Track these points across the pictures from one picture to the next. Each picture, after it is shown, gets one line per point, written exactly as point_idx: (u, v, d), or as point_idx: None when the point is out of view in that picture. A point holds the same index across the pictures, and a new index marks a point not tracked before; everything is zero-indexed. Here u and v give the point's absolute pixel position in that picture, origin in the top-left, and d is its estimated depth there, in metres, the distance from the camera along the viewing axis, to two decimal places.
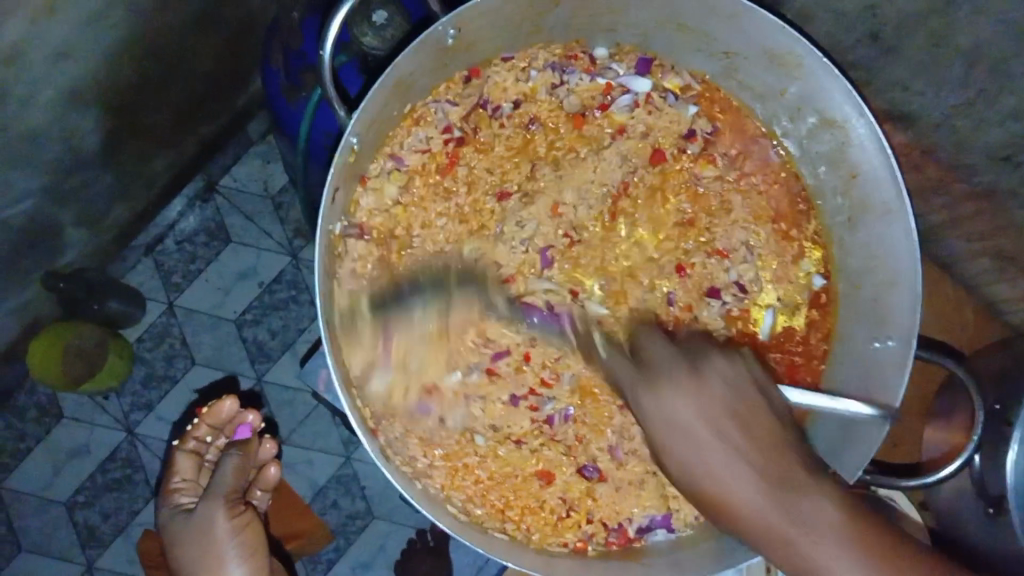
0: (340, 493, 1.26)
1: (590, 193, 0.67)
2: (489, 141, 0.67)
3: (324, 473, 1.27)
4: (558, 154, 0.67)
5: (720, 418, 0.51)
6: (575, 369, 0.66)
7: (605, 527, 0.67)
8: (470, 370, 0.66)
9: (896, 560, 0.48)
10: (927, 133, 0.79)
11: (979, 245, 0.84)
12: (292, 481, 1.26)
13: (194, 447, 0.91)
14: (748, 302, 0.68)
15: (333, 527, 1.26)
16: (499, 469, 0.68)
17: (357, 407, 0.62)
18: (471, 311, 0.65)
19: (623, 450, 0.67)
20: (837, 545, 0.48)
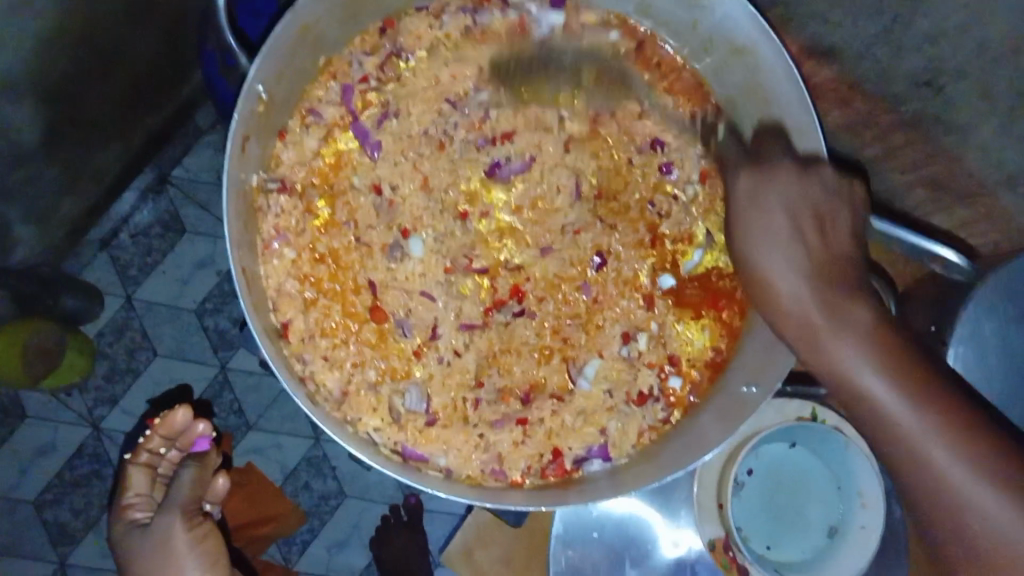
0: (311, 474, 1.27)
1: (512, 140, 0.68)
2: (409, 95, 0.67)
3: (294, 456, 1.27)
4: (481, 102, 0.68)
5: (795, 215, 0.59)
6: (511, 304, 0.67)
7: (541, 458, 0.66)
8: (406, 319, 0.66)
9: (854, 328, 0.56)
10: (849, 66, 0.79)
11: (911, 177, 0.86)
12: (261, 466, 1.26)
13: (148, 461, 0.80)
14: (669, 235, 0.69)
15: (306, 509, 1.26)
16: (447, 405, 0.66)
17: (283, 358, 0.62)
18: (405, 259, 0.66)
19: (581, 376, 0.68)
20: (829, 314, 0.56)
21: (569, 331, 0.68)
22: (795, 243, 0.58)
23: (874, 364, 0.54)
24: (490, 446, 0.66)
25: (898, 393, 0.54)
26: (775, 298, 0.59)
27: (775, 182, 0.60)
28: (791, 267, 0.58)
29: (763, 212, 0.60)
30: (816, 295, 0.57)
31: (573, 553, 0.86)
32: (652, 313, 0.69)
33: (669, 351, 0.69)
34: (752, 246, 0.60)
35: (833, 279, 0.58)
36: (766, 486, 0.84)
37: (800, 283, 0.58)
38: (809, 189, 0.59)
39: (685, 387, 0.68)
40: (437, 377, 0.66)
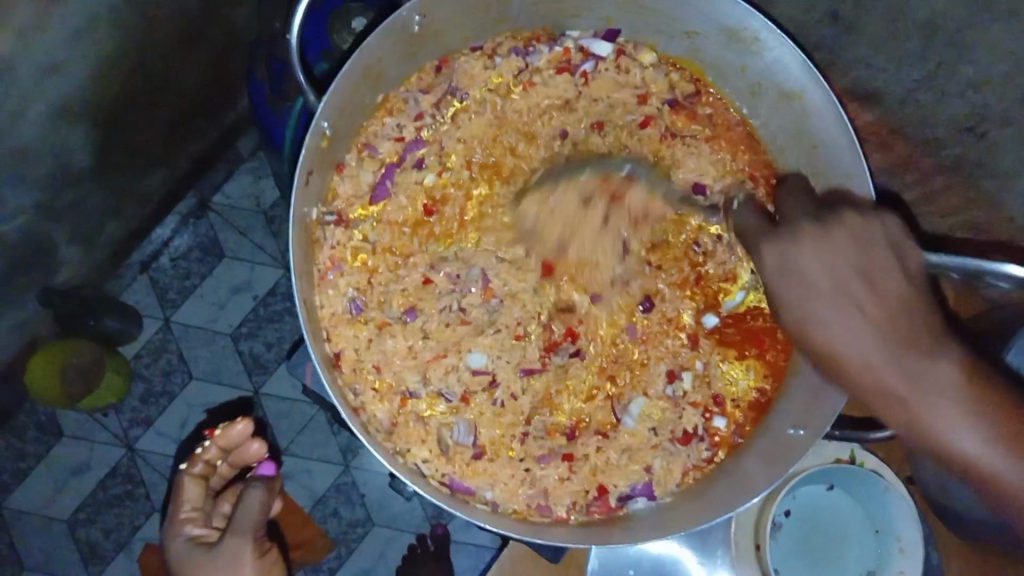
0: (340, 501, 1.27)
1: (559, 178, 0.69)
2: (461, 132, 0.69)
3: (323, 482, 1.27)
4: (532, 139, 0.70)
5: (840, 281, 0.51)
6: (568, 345, 0.68)
7: (587, 495, 0.67)
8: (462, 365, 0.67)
9: (901, 369, 0.49)
10: (891, 110, 0.80)
11: (952, 221, 0.86)
12: (292, 491, 1.27)
13: (202, 471, 0.85)
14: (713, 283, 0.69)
15: (334, 536, 1.27)
16: (496, 438, 0.67)
17: (336, 386, 0.63)
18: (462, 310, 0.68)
19: (630, 417, 0.68)
20: (900, 372, 0.49)
21: (618, 371, 0.69)
22: (856, 307, 0.51)
23: (952, 415, 0.47)
24: (536, 481, 0.66)
25: (979, 435, 0.47)
26: (842, 367, 0.51)
27: (800, 254, 0.53)
28: (852, 332, 0.51)
29: (803, 276, 0.52)
30: (896, 362, 0.49)
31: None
32: (696, 353, 0.69)
33: (713, 390, 0.69)
34: (813, 322, 0.52)
35: (902, 336, 0.50)
36: (803, 527, 0.86)
37: (864, 343, 0.50)
38: (829, 245, 0.52)
39: (730, 427, 0.68)
40: (487, 412, 0.67)
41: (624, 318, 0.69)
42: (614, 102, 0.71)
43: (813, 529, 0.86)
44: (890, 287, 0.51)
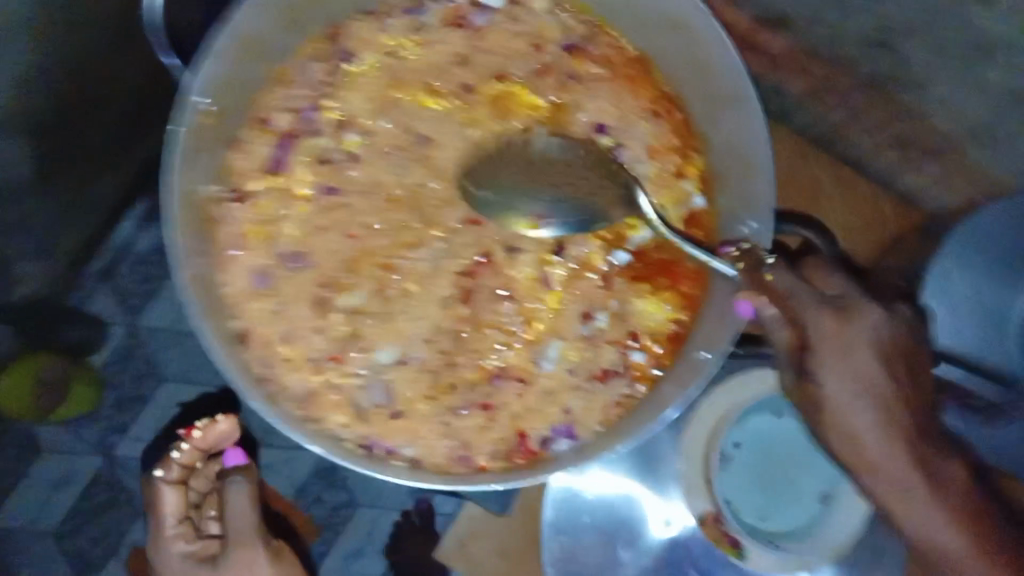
0: (323, 488, 1.25)
1: (462, 133, 0.68)
2: (358, 98, 0.68)
3: (305, 469, 1.27)
4: (435, 95, 0.69)
5: (885, 376, 0.60)
6: (484, 299, 0.68)
7: (508, 441, 0.66)
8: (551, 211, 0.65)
9: (911, 462, 0.61)
10: (804, 33, 0.79)
11: (882, 138, 0.86)
12: (274, 483, 1.23)
13: (180, 476, 0.80)
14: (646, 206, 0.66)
15: (321, 521, 1.25)
16: (417, 396, 0.66)
17: (237, 360, 0.63)
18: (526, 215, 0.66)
19: (549, 361, 0.67)
20: (902, 459, 0.60)
21: (534, 315, 0.68)
22: (870, 399, 0.60)
23: (925, 501, 0.61)
24: (457, 432, 0.65)
25: (944, 524, 0.62)
26: (860, 451, 0.60)
27: (857, 343, 0.59)
28: (882, 428, 0.60)
29: (852, 356, 0.59)
30: (911, 457, 0.60)
31: (566, 538, 0.87)
32: (611, 292, 0.69)
33: (630, 326, 0.69)
34: (841, 411, 0.60)
35: (919, 433, 0.61)
36: (752, 459, 0.87)
37: (884, 447, 0.60)
38: (879, 334, 0.59)
39: (648, 361, 0.68)
40: (407, 370, 0.66)
41: (539, 266, 0.68)
42: (510, 53, 0.70)
43: (763, 457, 0.87)
44: (921, 383, 0.62)
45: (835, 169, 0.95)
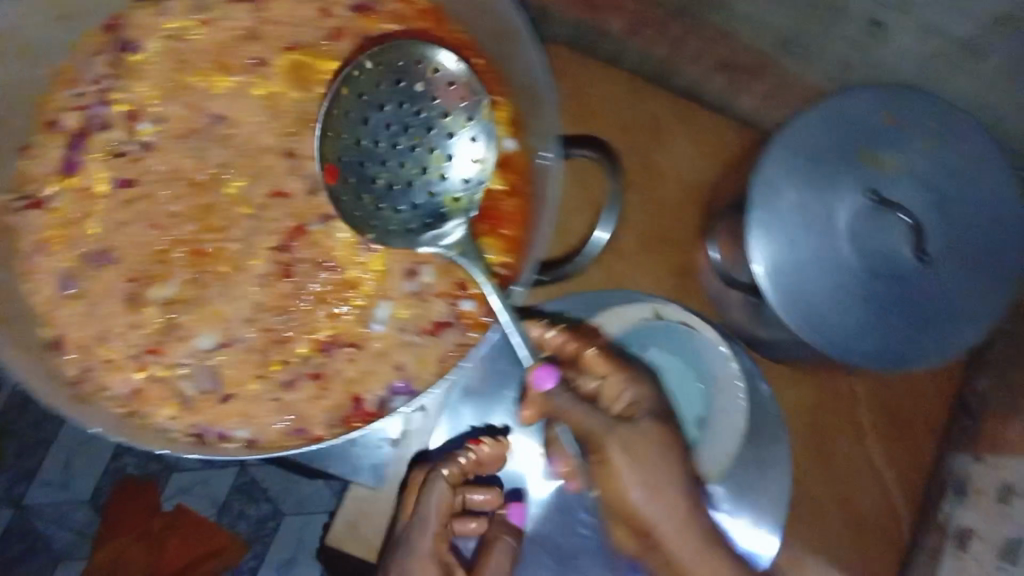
0: (244, 502, 1.35)
1: (257, 109, 0.66)
2: (145, 87, 0.67)
3: (222, 488, 1.35)
4: (223, 74, 0.67)
5: (666, 454, 0.69)
6: (305, 273, 0.66)
7: (343, 407, 0.65)
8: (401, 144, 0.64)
9: (683, 519, 0.70)
10: None
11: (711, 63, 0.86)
12: (191, 502, 1.34)
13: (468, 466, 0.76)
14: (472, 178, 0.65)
15: (248, 535, 1.34)
16: (244, 377, 0.65)
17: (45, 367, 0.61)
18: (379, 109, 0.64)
19: (378, 323, 0.67)
20: (683, 522, 0.70)
21: (357, 280, 0.67)
22: (665, 489, 0.70)
23: (701, 557, 0.70)
24: (289, 406, 0.65)
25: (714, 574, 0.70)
26: (638, 515, 0.70)
27: (645, 430, 0.69)
28: (659, 499, 0.69)
29: (640, 458, 0.68)
30: (679, 524, 0.70)
31: None
32: (434, 246, 0.68)
33: (457, 277, 0.68)
34: (621, 488, 0.68)
35: (685, 502, 0.70)
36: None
37: (657, 511, 0.69)
38: (667, 453, 0.69)
39: (480, 308, 0.68)
40: (232, 353, 0.65)
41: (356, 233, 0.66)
42: (297, 19, 0.68)
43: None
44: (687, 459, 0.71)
45: (669, 98, 0.92)
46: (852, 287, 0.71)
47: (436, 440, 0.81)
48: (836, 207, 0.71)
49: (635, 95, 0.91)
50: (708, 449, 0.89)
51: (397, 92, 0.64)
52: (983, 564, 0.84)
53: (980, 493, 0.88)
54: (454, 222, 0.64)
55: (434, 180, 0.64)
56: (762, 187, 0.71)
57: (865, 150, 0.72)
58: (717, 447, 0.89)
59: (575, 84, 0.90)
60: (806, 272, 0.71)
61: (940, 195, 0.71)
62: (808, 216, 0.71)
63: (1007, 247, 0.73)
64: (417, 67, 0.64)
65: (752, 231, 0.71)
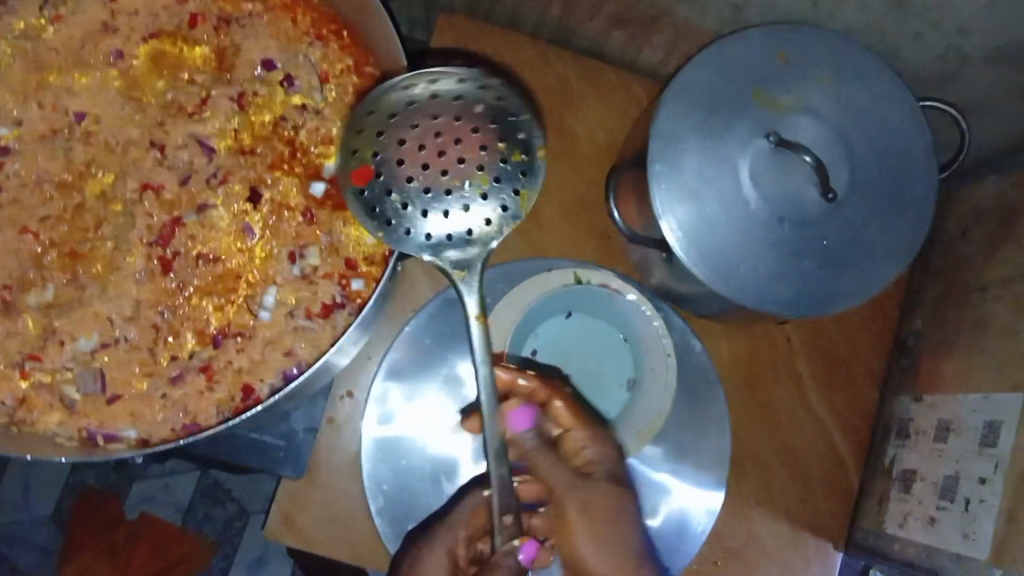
0: (208, 504, 1.29)
1: (122, 105, 0.66)
2: (1, 90, 0.66)
3: (186, 491, 1.30)
4: (82, 71, 0.66)
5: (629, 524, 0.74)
6: (184, 264, 0.65)
7: (235, 398, 0.64)
8: (439, 160, 0.63)
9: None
10: None
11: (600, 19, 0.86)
12: (158, 509, 1.29)
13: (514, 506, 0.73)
14: (503, 210, 0.64)
15: (216, 537, 1.29)
16: (130, 377, 0.63)
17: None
18: (443, 120, 0.64)
19: (267, 309, 0.65)
20: None
21: (239, 267, 0.65)
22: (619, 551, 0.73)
23: None
24: (178, 402, 0.63)
25: None
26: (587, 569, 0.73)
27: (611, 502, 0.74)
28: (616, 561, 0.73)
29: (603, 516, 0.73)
30: None
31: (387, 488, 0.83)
32: (319, 227, 0.67)
33: (345, 257, 0.67)
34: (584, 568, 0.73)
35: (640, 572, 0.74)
36: (553, 364, 0.85)
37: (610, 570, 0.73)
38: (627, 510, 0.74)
39: (371, 286, 0.67)
40: (115, 353, 0.64)
41: (234, 219, 0.66)
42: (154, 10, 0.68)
43: (560, 358, 0.85)
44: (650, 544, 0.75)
45: (579, 63, 0.90)
46: (761, 233, 0.68)
47: (365, 420, 0.83)
48: (739, 154, 0.68)
49: (542, 64, 0.89)
50: (637, 416, 0.82)
51: (457, 110, 0.64)
52: (923, 503, 0.80)
53: (920, 432, 0.84)
54: (468, 248, 0.64)
55: (462, 205, 0.63)
56: (660, 140, 0.68)
57: (760, 93, 0.69)
58: (648, 412, 0.81)
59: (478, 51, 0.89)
60: (714, 225, 0.67)
61: (840, 131, 0.69)
62: (711, 166, 0.68)
63: (917, 173, 0.71)
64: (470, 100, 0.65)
65: (656, 187, 0.67)
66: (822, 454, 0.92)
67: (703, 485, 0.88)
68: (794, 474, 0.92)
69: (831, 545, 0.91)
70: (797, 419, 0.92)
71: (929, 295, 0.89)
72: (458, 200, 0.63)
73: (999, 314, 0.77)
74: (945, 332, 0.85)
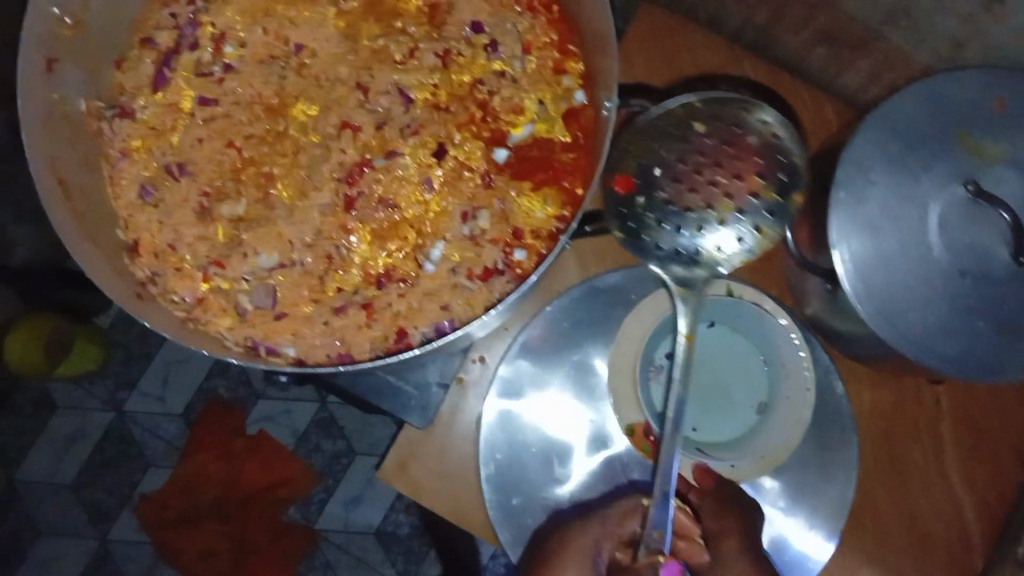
0: (321, 435, 1.37)
1: (339, 45, 0.71)
2: (238, 13, 0.71)
3: (304, 419, 1.38)
4: (309, 7, 0.71)
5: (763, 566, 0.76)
6: (366, 205, 0.69)
7: (388, 339, 0.67)
8: (700, 180, 0.74)
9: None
10: None
11: (806, 35, 0.84)
12: (274, 431, 1.37)
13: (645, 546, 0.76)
14: (739, 242, 0.74)
15: (321, 468, 1.36)
16: (299, 298, 0.67)
17: (117, 265, 0.65)
18: (716, 143, 0.73)
19: (433, 262, 0.68)
20: None
21: (416, 218, 0.69)
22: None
23: None
24: (336, 331, 0.67)
25: None
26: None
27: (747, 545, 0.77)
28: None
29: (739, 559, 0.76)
30: None
31: (500, 459, 0.84)
32: (493, 191, 0.70)
33: (512, 225, 0.69)
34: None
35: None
36: None
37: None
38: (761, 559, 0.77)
39: (531, 259, 0.69)
40: (290, 275, 0.67)
41: (419, 170, 0.69)
42: None
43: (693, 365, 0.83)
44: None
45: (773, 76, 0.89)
46: (938, 285, 0.64)
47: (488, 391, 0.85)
48: (931, 197, 0.64)
49: (733, 61, 0.86)
50: (763, 440, 0.78)
51: (731, 137, 0.73)
52: None
53: None
54: (695, 268, 0.75)
55: (702, 225, 0.74)
56: (848, 168, 0.64)
57: (965, 138, 0.64)
58: (774, 439, 0.78)
59: (668, 33, 0.86)
60: (890, 269, 0.64)
61: None
62: (898, 205, 0.64)
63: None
64: (757, 125, 0.73)
65: (834, 218, 0.64)
66: (949, 522, 0.84)
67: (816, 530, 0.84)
68: (913, 537, 0.85)
69: None
70: (931, 483, 0.85)
71: None
72: (700, 219, 0.74)
73: None
74: None
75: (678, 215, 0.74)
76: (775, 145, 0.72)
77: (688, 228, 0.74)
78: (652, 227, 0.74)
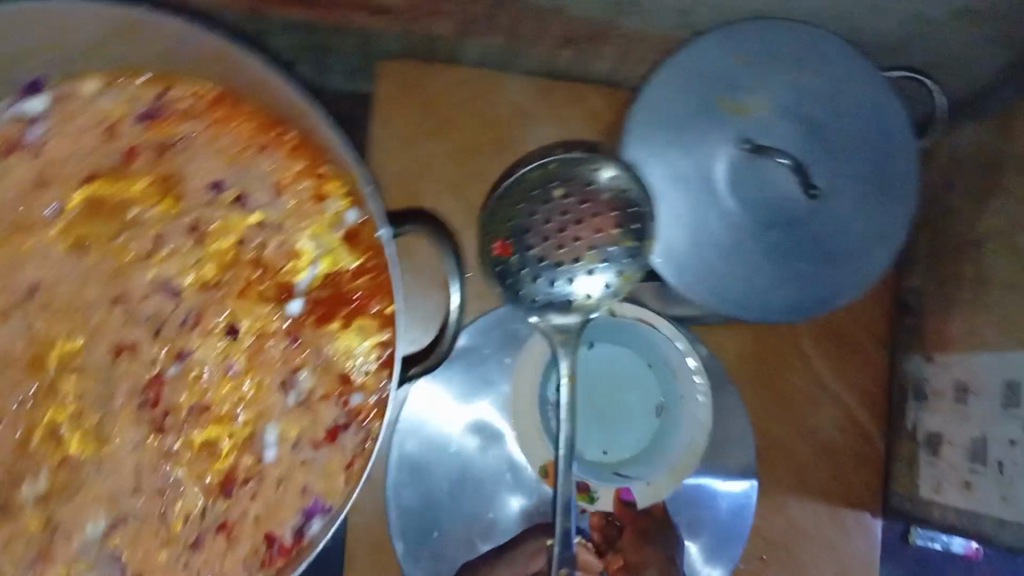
0: None
1: (77, 262, 0.63)
2: None
3: None
4: (22, 237, 0.63)
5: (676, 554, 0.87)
6: (178, 421, 0.65)
7: (259, 547, 0.64)
8: (565, 234, 0.76)
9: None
10: None
11: (548, 40, 0.85)
12: None
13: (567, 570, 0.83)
14: (605, 287, 0.77)
15: None
16: (147, 550, 0.63)
17: None
18: (574, 201, 0.76)
19: (272, 448, 0.65)
20: None
21: (234, 410, 0.65)
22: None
23: None
24: (203, 563, 0.64)
25: None
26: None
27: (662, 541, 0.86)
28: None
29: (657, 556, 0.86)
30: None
31: (435, 537, 0.87)
32: (303, 346, 0.66)
33: (338, 371, 0.66)
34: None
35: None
36: (576, 395, 0.88)
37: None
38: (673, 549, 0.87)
39: (371, 396, 0.66)
40: (127, 528, 0.63)
41: (220, 359, 0.65)
42: (85, 151, 0.64)
43: (590, 391, 0.86)
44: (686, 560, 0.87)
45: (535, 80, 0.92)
46: (752, 238, 0.77)
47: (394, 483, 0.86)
48: (714, 153, 0.76)
49: (497, 88, 0.91)
50: (672, 448, 0.84)
51: (588, 194, 0.77)
52: (958, 468, 0.83)
53: (939, 394, 0.87)
54: (569, 314, 0.77)
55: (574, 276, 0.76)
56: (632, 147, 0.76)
57: (726, 102, 0.76)
58: (681, 445, 0.84)
59: (428, 88, 0.90)
60: (695, 242, 0.77)
61: (808, 122, 0.76)
62: (686, 176, 0.77)
63: (904, 175, 0.76)
64: (609, 182, 0.76)
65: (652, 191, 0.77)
66: (845, 428, 0.93)
67: (726, 473, 0.91)
68: (821, 452, 0.93)
69: (867, 513, 0.93)
70: (816, 401, 0.93)
71: (923, 249, 0.92)
72: (568, 272, 0.76)
73: (998, 268, 0.81)
74: (948, 292, 0.87)
75: (550, 268, 0.76)
76: (627, 197, 0.76)
77: (558, 279, 0.77)
78: (524, 281, 0.76)
